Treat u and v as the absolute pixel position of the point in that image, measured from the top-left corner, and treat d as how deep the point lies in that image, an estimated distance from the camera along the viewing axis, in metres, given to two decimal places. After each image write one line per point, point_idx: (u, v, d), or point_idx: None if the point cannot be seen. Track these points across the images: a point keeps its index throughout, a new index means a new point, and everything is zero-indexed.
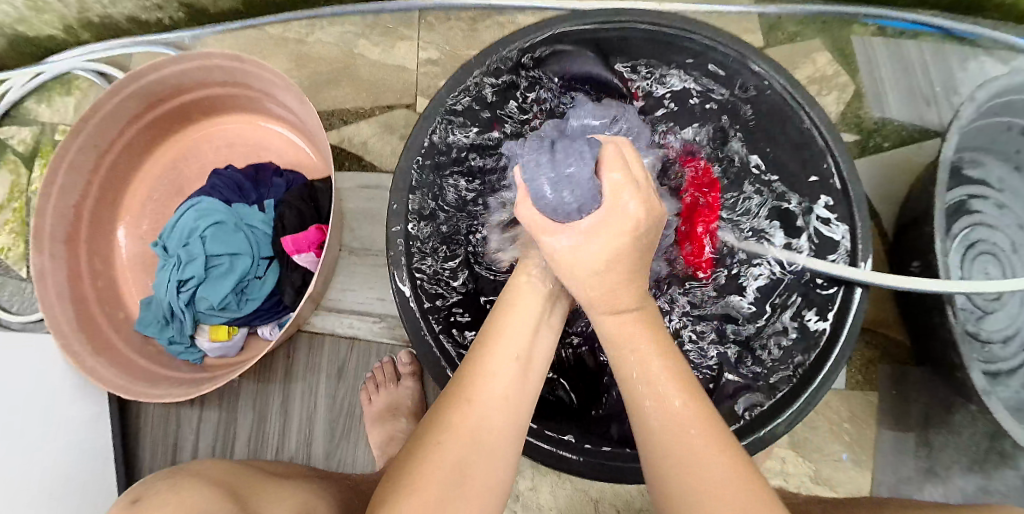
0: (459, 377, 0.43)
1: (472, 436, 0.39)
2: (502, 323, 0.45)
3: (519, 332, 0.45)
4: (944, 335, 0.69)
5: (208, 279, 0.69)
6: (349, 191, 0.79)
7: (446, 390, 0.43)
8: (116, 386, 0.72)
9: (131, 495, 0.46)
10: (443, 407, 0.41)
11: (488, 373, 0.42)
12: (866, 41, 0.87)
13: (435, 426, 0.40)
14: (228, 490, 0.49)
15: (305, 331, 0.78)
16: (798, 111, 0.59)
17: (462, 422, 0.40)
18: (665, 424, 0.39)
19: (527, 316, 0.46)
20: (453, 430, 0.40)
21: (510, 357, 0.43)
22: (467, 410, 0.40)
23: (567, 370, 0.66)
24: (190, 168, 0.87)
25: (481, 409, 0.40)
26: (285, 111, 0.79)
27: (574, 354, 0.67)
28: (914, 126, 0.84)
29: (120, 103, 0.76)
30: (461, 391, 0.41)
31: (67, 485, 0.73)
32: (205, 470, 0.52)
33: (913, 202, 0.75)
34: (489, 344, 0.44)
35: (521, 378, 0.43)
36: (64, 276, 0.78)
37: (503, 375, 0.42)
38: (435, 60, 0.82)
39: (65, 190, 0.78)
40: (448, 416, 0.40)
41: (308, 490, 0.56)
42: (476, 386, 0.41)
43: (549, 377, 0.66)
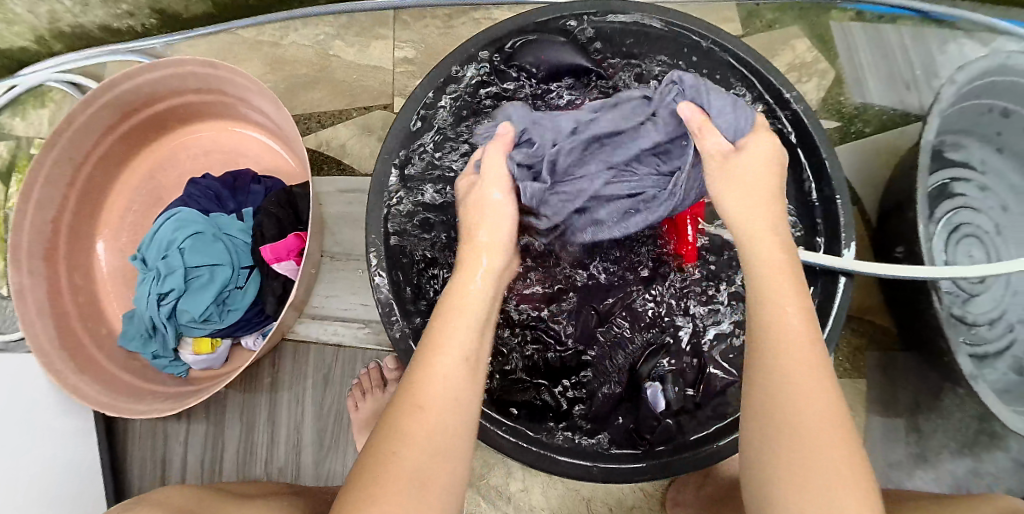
0: (409, 379, 0.42)
1: (426, 441, 0.39)
2: (449, 321, 0.43)
3: (466, 330, 0.43)
4: (929, 320, 0.69)
5: (188, 292, 0.68)
6: (329, 196, 0.78)
7: (398, 393, 0.41)
8: (100, 404, 0.71)
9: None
10: (397, 412, 0.40)
11: (436, 377, 0.41)
12: (845, 26, 0.87)
13: (390, 431, 0.40)
14: None
15: (290, 340, 0.77)
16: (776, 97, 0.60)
17: (415, 430, 0.39)
18: (790, 349, 0.39)
19: (476, 315, 0.44)
20: (407, 437, 0.39)
21: (460, 356, 0.41)
22: (421, 417, 0.39)
23: (552, 373, 0.65)
24: (168, 178, 0.86)
25: (436, 414, 0.40)
26: (261, 116, 0.78)
27: (559, 357, 0.65)
28: (895, 111, 0.84)
29: (93, 115, 0.75)
30: (412, 397, 0.40)
31: (51, 492, 0.73)
32: (168, 498, 0.53)
33: (895, 187, 0.75)
34: (434, 347, 0.42)
35: (472, 379, 0.42)
36: (44, 293, 0.76)
37: (453, 377, 0.41)
38: (411, 59, 0.81)
39: (42, 205, 0.76)
40: (402, 424, 0.40)
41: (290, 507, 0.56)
42: (425, 392, 0.40)
43: (533, 381, 0.65)
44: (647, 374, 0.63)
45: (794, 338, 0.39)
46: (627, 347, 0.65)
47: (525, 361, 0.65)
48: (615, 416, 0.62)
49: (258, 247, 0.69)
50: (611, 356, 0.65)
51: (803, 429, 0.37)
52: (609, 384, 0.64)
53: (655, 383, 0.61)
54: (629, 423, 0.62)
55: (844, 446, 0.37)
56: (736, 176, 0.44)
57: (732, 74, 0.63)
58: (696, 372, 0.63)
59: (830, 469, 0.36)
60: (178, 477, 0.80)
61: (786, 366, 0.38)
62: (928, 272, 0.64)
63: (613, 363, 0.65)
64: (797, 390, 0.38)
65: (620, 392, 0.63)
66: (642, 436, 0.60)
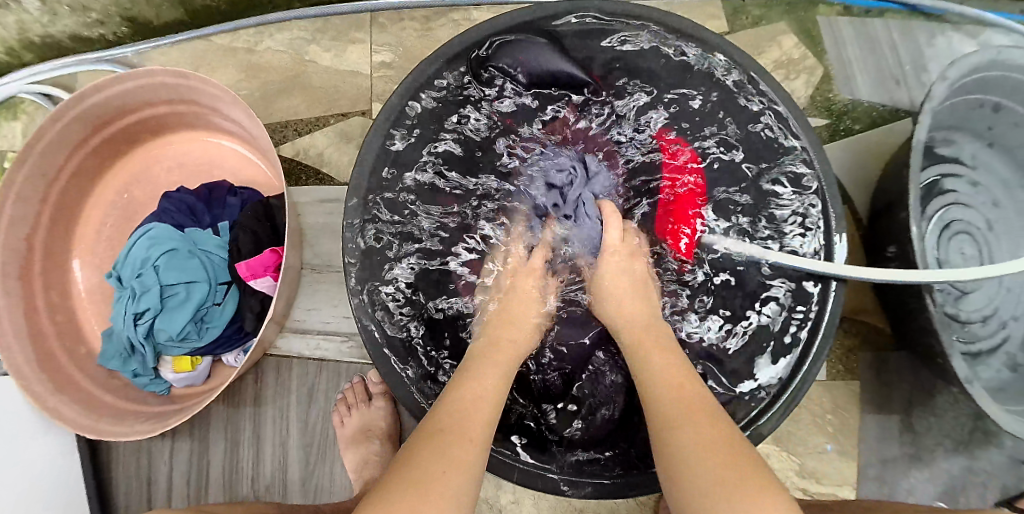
0: (450, 420, 0.43)
1: (474, 468, 0.41)
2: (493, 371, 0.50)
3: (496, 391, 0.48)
4: (923, 322, 0.68)
5: (165, 310, 0.67)
6: (307, 207, 0.76)
7: (438, 431, 0.42)
8: (81, 427, 0.69)
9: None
10: (437, 444, 0.41)
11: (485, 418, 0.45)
12: (832, 21, 0.85)
13: (423, 466, 0.39)
14: None
15: (272, 355, 0.75)
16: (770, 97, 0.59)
17: (463, 458, 0.41)
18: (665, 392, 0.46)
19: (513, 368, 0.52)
20: (456, 461, 0.40)
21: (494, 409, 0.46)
22: (469, 448, 0.42)
23: (540, 396, 0.64)
24: (144, 190, 0.83)
25: (480, 450, 0.42)
26: (235, 126, 0.75)
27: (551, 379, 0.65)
28: (884, 107, 0.83)
29: (63, 129, 0.73)
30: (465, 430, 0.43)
31: (38, 507, 0.72)
32: None
33: (886, 185, 0.74)
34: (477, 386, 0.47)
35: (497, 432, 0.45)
36: (18, 313, 0.74)
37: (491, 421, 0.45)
38: (389, 63, 0.79)
39: (14, 222, 0.74)
40: (452, 452, 0.41)
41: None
42: (475, 429, 0.43)
43: (520, 404, 0.63)
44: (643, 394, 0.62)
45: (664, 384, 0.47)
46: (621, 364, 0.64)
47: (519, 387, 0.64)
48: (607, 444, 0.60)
49: (234, 263, 0.66)
50: (607, 376, 0.64)
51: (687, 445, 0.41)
52: (606, 406, 0.62)
53: None
54: (622, 450, 0.59)
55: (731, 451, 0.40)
56: (608, 287, 0.60)
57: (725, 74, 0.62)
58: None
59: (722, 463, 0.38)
60: (163, 496, 0.79)
61: (668, 407, 0.44)
62: (925, 276, 0.63)
63: (604, 384, 0.64)
64: (681, 427, 0.42)
65: (617, 415, 0.62)
66: (638, 461, 0.57)
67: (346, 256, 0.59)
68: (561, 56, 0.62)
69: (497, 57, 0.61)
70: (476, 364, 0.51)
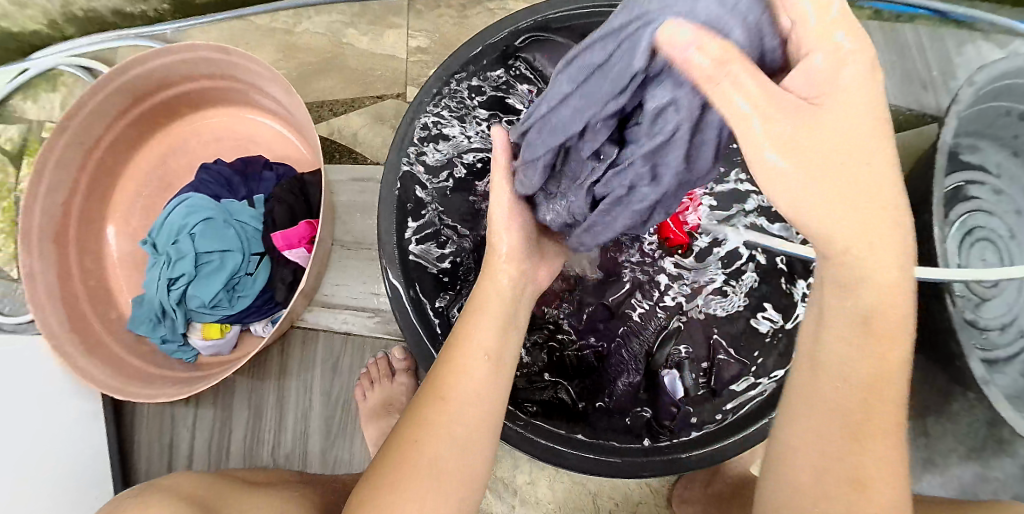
0: (435, 375, 0.46)
1: (449, 429, 0.43)
2: (473, 323, 0.48)
3: (488, 329, 0.47)
4: (943, 324, 0.68)
5: (198, 277, 0.69)
6: (340, 185, 0.78)
7: (424, 386, 0.46)
8: (110, 388, 0.71)
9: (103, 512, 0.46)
10: (421, 402, 0.45)
11: (461, 370, 0.45)
12: (862, 24, 0.86)
13: (408, 430, 0.44)
14: (197, 502, 0.48)
15: (299, 327, 0.77)
16: None
17: (438, 419, 0.43)
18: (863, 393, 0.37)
19: (497, 315, 0.48)
20: (430, 426, 0.43)
21: (483, 355, 0.46)
22: (442, 406, 0.44)
23: (567, 371, 0.65)
24: (179, 163, 0.86)
25: (457, 404, 0.44)
26: (273, 104, 0.77)
27: (577, 355, 0.65)
28: (911, 111, 0.83)
29: (104, 100, 0.75)
30: (437, 389, 0.45)
31: (72, 471, 0.75)
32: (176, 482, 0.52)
33: (911, 187, 0.74)
34: (461, 341, 0.46)
35: (494, 377, 0.46)
36: (54, 276, 0.77)
37: (477, 370, 0.45)
38: (425, 48, 0.80)
39: (54, 187, 0.76)
40: (427, 415, 0.44)
41: (286, 499, 0.54)
42: (450, 383, 0.45)
43: (551, 379, 0.64)
44: (663, 363, 0.64)
45: (866, 378, 0.37)
46: (641, 333, 0.66)
47: (542, 360, 0.64)
48: (634, 408, 0.63)
49: (269, 234, 0.69)
50: (627, 346, 0.65)
51: (851, 478, 0.37)
52: (626, 374, 0.64)
53: (672, 370, 0.64)
54: (648, 414, 0.62)
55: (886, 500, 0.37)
56: (825, 155, 0.34)
57: None
58: (710, 360, 0.65)
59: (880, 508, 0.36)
60: (184, 461, 0.81)
61: (845, 423, 0.37)
62: (954, 274, 0.62)
63: (628, 351, 0.65)
64: (857, 428, 0.37)
65: (639, 381, 0.64)
66: (661, 424, 0.61)
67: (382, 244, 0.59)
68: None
69: (529, 51, 0.64)
70: (488, 310, 0.49)
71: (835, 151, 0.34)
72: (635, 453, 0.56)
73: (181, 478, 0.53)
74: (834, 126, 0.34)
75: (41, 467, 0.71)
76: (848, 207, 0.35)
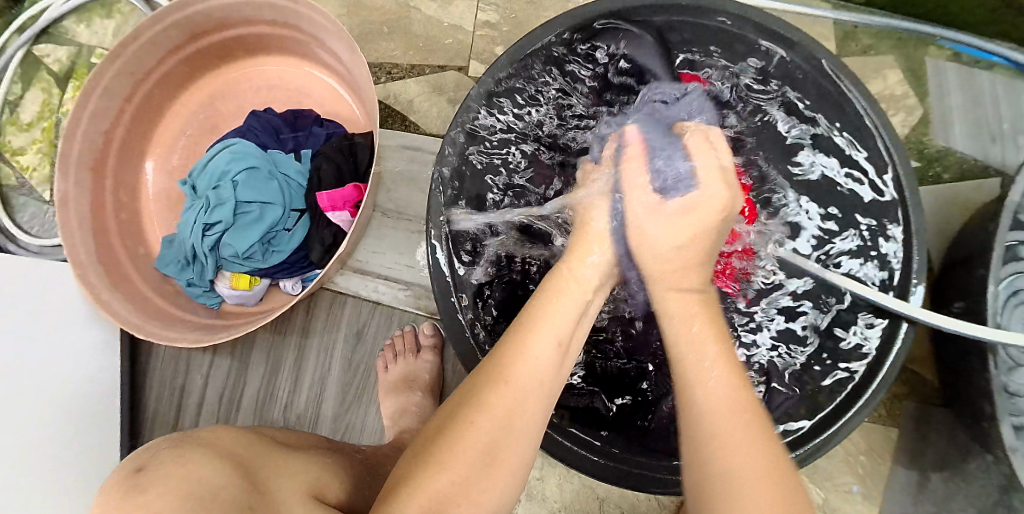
0: (495, 357, 0.42)
1: (506, 417, 0.40)
2: (543, 309, 0.45)
3: (562, 316, 0.44)
4: (981, 384, 0.64)
5: (235, 227, 0.67)
6: (389, 151, 0.76)
7: (486, 363, 0.43)
8: (129, 324, 0.70)
9: (135, 461, 0.39)
10: (475, 385, 0.41)
11: (525, 355, 0.42)
12: (940, 64, 0.81)
13: (446, 428, 0.40)
14: (239, 462, 0.43)
15: (328, 289, 0.76)
16: (876, 143, 0.55)
17: (496, 401, 0.40)
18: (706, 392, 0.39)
19: (572, 303, 0.45)
20: (487, 406, 0.40)
21: (554, 343, 0.43)
22: (504, 389, 0.40)
23: (610, 382, 0.63)
24: (227, 107, 0.84)
25: (517, 390, 0.40)
26: (332, 59, 0.76)
27: (621, 368, 0.63)
28: (976, 161, 0.78)
29: (161, 33, 0.74)
30: (500, 370, 0.41)
31: (83, 407, 0.74)
32: (220, 436, 0.46)
33: (966, 238, 0.71)
34: (527, 326, 0.44)
35: (558, 367, 0.43)
36: (87, 203, 0.76)
37: (543, 357, 0.42)
38: (493, 23, 0.77)
39: (98, 114, 0.75)
40: (485, 395, 0.40)
41: (318, 461, 0.53)
42: (515, 366, 0.41)
43: (591, 388, 0.62)
44: None
45: (710, 369, 0.40)
46: None
47: (582, 367, 0.63)
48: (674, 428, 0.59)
49: (314, 192, 0.68)
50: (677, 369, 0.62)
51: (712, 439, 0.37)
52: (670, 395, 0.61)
53: None
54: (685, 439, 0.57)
55: (760, 446, 0.36)
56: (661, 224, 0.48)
57: (841, 109, 0.57)
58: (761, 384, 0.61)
59: (734, 473, 0.35)
60: (194, 408, 0.80)
61: (716, 415, 0.38)
62: (987, 331, 0.58)
63: None
64: (721, 448, 0.36)
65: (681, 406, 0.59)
66: None
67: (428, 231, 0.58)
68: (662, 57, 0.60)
69: (603, 38, 0.60)
70: (563, 291, 0.46)
71: (681, 230, 0.47)
72: (649, 466, 0.55)
73: (219, 429, 0.47)
74: (679, 223, 0.47)
75: (36, 426, 0.67)
76: (679, 242, 0.47)
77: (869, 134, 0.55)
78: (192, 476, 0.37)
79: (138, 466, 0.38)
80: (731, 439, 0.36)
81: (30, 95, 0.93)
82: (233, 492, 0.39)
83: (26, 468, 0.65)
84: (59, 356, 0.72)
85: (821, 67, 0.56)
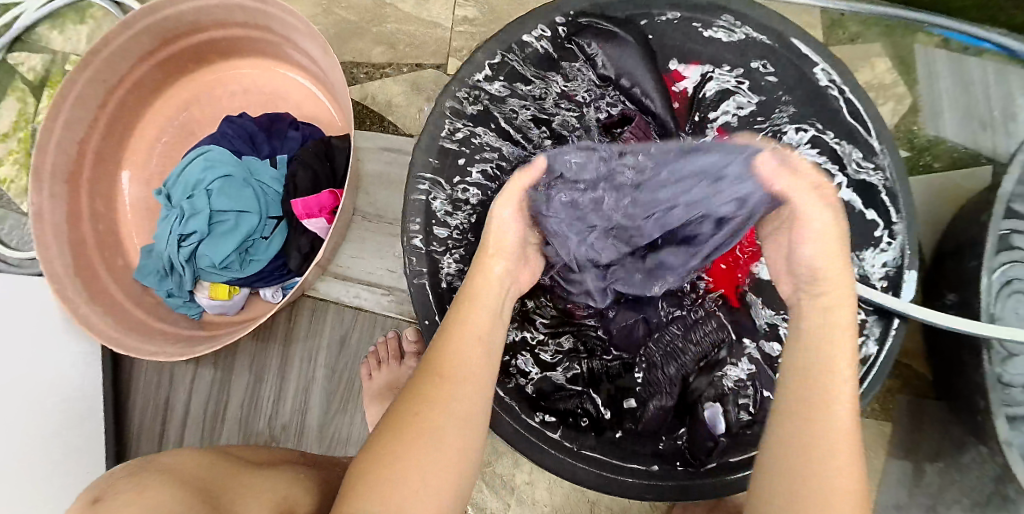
0: (430, 355, 0.45)
1: (444, 408, 0.42)
2: (467, 313, 0.48)
3: (479, 317, 0.48)
4: (972, 378, 0.62)
5: (211, 236, 0.66)
6: (368, 153, 0.74)
7: (421, 364, 0.45)
8: (107, 339, 0.68)
9: (91, 493, 0.39)
10: (416, 384, 0.44)
11: (455, 352, 0.44)
12: (929, 51, 0.79)
13: (391, 417, 0.43)
14: (200, 489, 0.42)
15: (309, 296, 0.75)
16: (860, 141, 0.53)
17: (436, 396, 0.43)
18: (834, 360, 0.43)
19: (488, 307, 0.49)
20: (427, 403, 0.42)
21: (474, 338, 0.46)
22: (442, 384, 0.43)
23: (596, 380, 0.64)
24: (204, 112, 0.82)
25: (455, 384, 0.43)
26: (307, 61, 0.74)
27: (605, 366, 0.65)
28: (967, 150, 0.76)
29: (131, 39, 0.72)
30: (432, 368, 0.44)
31: (68, 426, 0.73)
32: (178, 465, 0.45)
33: (957, 229, 0.69)
34: (455, 327, 0.46)
35: (485, 359, 0.46)
36: (63, 216, 0.74)
37: (467, 352, 0.45)
38: (472, 19, 0.76)
39: (70, 124, 0.73)
40: (424, 392, 0.43)
41: (291, 480, 0.52)
42: (448, 362, 0.44)
43: (578, 388, 0.62)
44: (706, 396, 0.61)
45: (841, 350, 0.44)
46: (681, 357, 0.65)
47: (573, 367, 0.64)
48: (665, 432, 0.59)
49: (288, 200, 0.66)
50: (664, 368, 0.64)
51: (842, 418, 0.41)
52: (660, 396, 0.61)
53: (712, 405, 0.59)
54: (681, 441, 0.58)
55: (854, 431, 0.41)
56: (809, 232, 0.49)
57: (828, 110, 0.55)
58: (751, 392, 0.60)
59: (836, 438, 0.41)
60: (179, 419, 0.79)
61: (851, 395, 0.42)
62: (973, 326, 0.57)
63: (665, 375, 0.64)
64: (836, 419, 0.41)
65: (672, 405, 0.61)
66: (695, 456, 0.56)
67: (406, 237, 0.56)
68: (642, 58, 0.61)
69: (585, 36, 0.59)
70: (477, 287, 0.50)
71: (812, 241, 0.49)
72: (639, 474, 0.53)
73: (179, 454, 0.48)
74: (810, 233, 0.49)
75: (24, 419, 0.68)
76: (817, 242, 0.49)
77: (859, 134, 0.53)
78: (144, 501, 0.38)
79: (92, 503, 0.38)
80: (847, 421, 0.41)
81: (4, 105, 0.90)
82: (190, 509, 0.39)
83: (35, 461, 0.68)
84: (38, 355, 0.72)
85: (808, 65, 0.53)
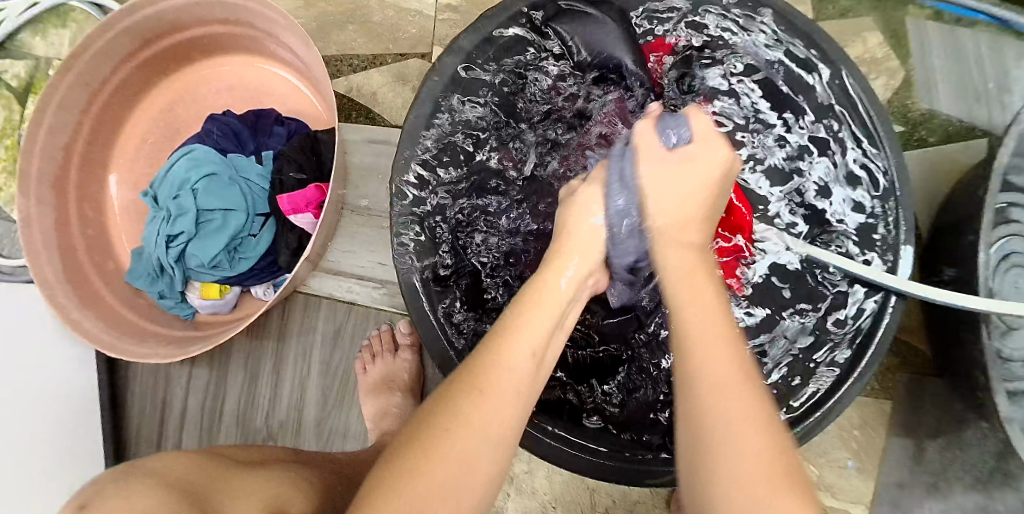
0: (472, 362, 0.39)
1: (481, 429, 0.36)
2: (522, 316, 0.41)
3: (539, 325, 0.40)
4: (971, 353, 0.61)
5: (199, 235, 0.65)
6: (355, 146, 0.74)
7: (458, 372, 0.39)
8: (101, 343, 0.68)
9: (78, 499, 0.38)
10: (449, 399, 0.37)
11: (502, 364, 0.38)
12: (920, 23, 0.78)
13: (412, 438, 0.36)
14: (190, 491, 0.41)
15: (302, 291, 0.74)
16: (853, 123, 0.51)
17: (471, 415, 0.36)
18: (711, 375, 0.34)
19: (550, 312, 0.41)
20: (463, 419, 0.36)
21: (528, 350, 0.39)
22: (482, 400, 0.36)
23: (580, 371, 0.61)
24: (190, 111, 0.82)
25: (494, 403, 0.37)
26: (290, 55, 0.73)
27: (594, 357, 0.62)
28: (961, 123, 0.75)
29: (112, 40, 0.71)
30: (474, 381, 0.37)
31: (63, 433, 0.73)
32: (168, 465, 0.44)
33: (953, 204, 0.68)
34: (505, 334, 0.39)
35: (535, 377, 0.39)
36: (51, 222, 0.73)
37: (518, 367, 0.38)
38: (454, 6, 0.74)
39: (55, 130, 0.73)
40: (460, 406, 0.36)
41: (287, 479, 0.51)
42: (493, 376, 0.37)
43: (560, 378, 0.60)
44: None
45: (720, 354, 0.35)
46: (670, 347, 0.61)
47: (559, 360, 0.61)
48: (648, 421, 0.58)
49: (275, 196, 0.65)
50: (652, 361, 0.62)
51: (729, 426, 0.32)
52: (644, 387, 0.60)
53: None
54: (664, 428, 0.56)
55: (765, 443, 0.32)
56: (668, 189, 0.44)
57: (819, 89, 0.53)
58: None
59: (746, 466, 0.31)
60: (176, 420, 0.79)
61: (740, 403, 0.33)
62: (982, 302, 0.55)
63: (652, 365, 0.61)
64: (731, 431, 0.32)
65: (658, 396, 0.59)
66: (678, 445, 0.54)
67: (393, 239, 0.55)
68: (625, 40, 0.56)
69: (562, 22, 0.55)
70: (538, 294, 0.42)
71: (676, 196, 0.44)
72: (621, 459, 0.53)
73: (172, 455, 0.46)
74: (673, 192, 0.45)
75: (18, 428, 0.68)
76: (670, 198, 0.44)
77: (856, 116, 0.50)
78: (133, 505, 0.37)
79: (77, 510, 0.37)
80: (742, 436, 0.32)
81: None
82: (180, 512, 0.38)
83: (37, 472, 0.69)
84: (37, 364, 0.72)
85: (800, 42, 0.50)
